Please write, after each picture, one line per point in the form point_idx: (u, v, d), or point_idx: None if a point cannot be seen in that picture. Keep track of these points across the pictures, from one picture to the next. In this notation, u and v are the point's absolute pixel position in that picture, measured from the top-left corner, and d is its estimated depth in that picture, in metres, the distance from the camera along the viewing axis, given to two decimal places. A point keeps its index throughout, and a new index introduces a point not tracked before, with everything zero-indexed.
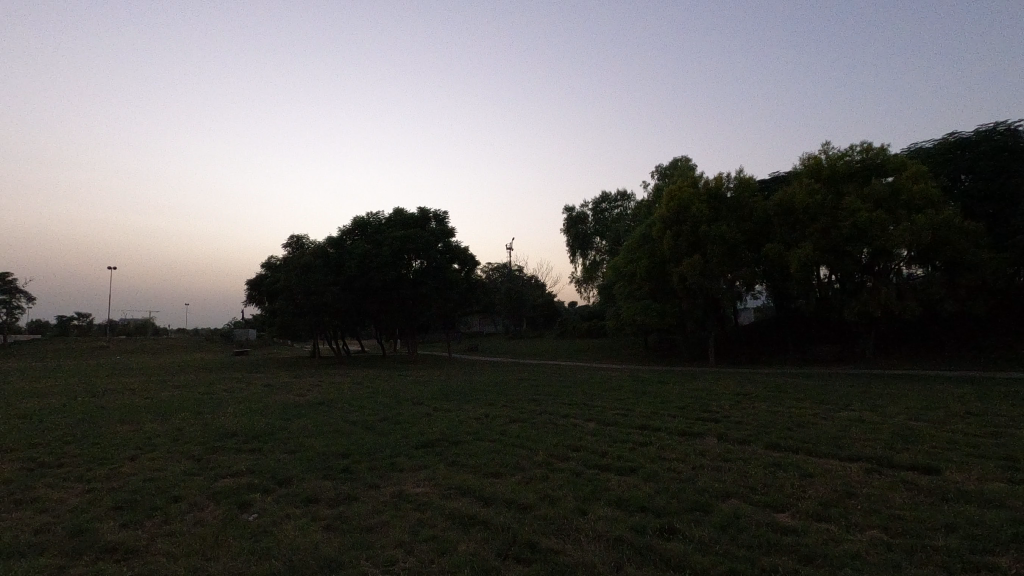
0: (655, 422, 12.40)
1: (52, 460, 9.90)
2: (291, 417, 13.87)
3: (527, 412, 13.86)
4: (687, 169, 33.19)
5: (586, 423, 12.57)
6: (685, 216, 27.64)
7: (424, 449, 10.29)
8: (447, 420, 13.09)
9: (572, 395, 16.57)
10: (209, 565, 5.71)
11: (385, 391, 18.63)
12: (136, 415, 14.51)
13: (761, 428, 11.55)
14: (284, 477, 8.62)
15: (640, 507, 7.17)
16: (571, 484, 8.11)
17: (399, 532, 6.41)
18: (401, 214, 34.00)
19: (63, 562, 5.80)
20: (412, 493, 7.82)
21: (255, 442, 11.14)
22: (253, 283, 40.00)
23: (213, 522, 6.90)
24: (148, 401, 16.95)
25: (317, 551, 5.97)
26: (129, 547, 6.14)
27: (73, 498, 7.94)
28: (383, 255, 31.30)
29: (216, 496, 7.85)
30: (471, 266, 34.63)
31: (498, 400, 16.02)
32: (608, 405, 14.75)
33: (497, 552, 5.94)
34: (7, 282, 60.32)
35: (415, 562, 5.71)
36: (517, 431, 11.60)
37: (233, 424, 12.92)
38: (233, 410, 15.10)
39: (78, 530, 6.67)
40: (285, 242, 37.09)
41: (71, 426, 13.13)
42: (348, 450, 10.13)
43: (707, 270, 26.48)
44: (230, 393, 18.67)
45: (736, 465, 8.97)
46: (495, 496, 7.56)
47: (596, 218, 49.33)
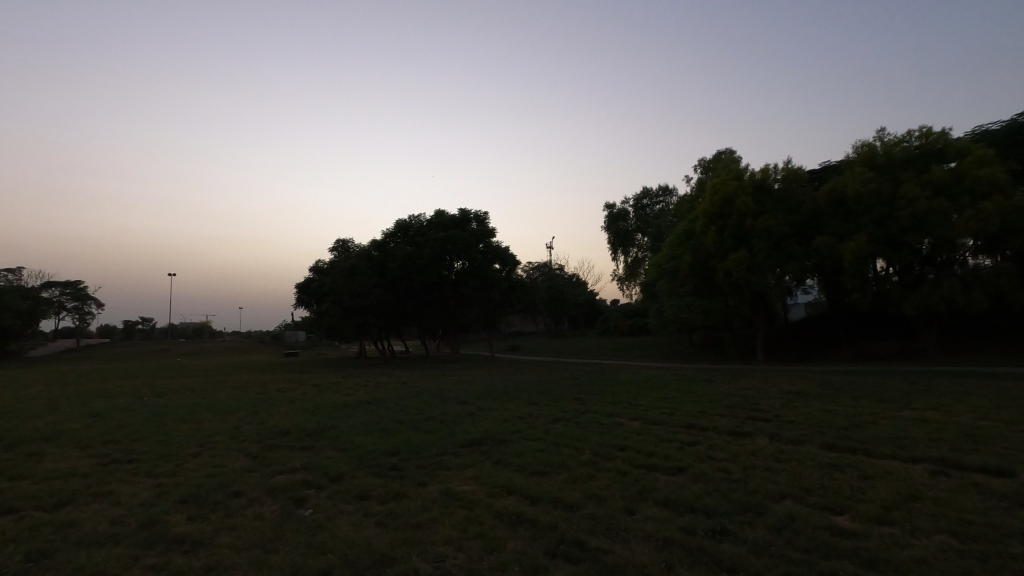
0: (703, 421, 12.15)
1: (123, 457, 10.52)
2: (340, 416, 14.26)
3: (572, 411, 13.83)
4: (731, 162, 32.31)
5: (631, 422, 12.42)
6: (730, 210, 26.90)
7: (470, 447, 10.41)
8: (490, 419, 13.16)
9: (616, 395, 16.38)
10: (269, 557, 5.96)
11: (430, 390, 18.89)
12: (196, 414, 15.23)
13: (815, 428, 11.12)
14: (336, 475, 8.88)
15: (690, 508, 7.04)
16: (618, 484, 8.05)
17: (448, 530, 6.52)
18: (442, 216, 34.40)
19: (136, 553, 6.17)
20: (460, 491, 7.93)
21: (307, 440, 11.51)
22: (302, 287, 41.35)
23: (271, 516, 7.20)
24: (207, 400, 17.75)
25: (370, 546, 6.13)
26: (196, 539, 6.47)
27: (143, 491, 8.44)
28: (425, 256, 31.79)
29: (273, 492, 8.19)
30: (512, 266, 34.69)
31: (541, 399, 16.01)
32: (653, 404, 14.55)
33: (545, 550, 5.96)
34: (79, 289, 64.71)
35: (465, 559, 5.79)
36: (561, 430, 11.60)
37: (286, 423, 13.39)
38: (284, 409, 15.64)
39: (149, 522, 7.08)
40: (331, 246, 38.18)
41: (138, 424, 13.91)
42: (396, 448, 10.36)
43: (754, 265, 25.69)
44: (284, 393, 19.39)
45: (790, 465, 8.71)
46: (542, 496, 7.57)
47: (637, 214, 48.68)
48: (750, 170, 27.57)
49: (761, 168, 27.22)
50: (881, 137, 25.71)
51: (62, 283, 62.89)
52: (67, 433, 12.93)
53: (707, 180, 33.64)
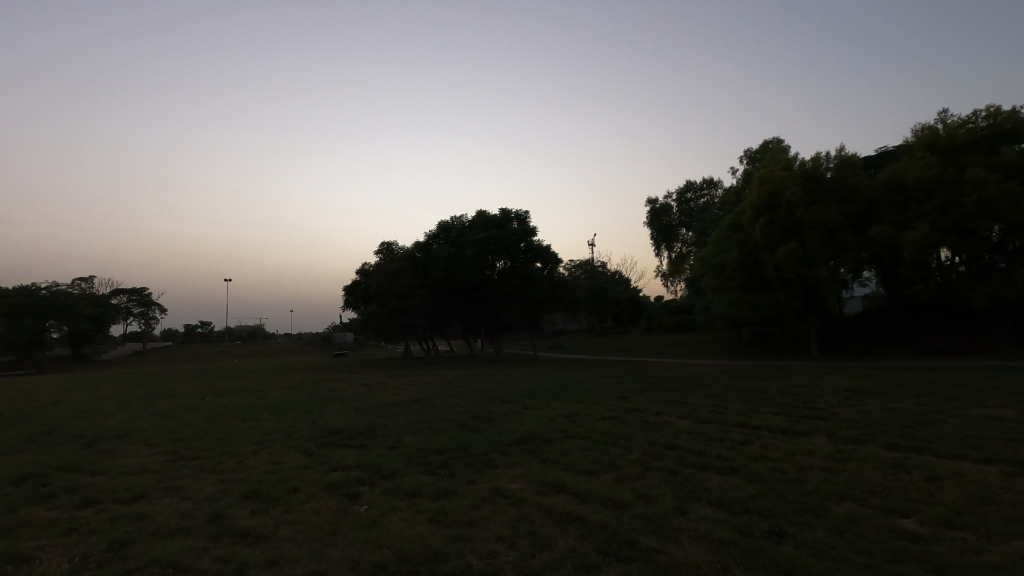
0: (756, 420, 11.78)
1: (188, 454, 11.10)
2: (388, 415, 14.61)
3: (619, 409, 13.67)
4: (779, 152, 31.26)
5: (680, 421, 12.20)
6: (779, 201, 26.01)
7: (517, 446, 10.44)
8: (535, 417, 13.19)
9: (663, 393, 16.11)
10: (328, 552, 6.18)
11: (474, 389, 19.08)
12: (254, 413, 15.90)
13: (876, 427, 10.63)
14: (388, 472, 9.11)
15: (745, 508, 6.88)
16: (669, 483, 7.92)
17: (499, 527, 6.59)
18: (484, 216, 34.67)
19: (206, 544, 6.52)
20: (509, 489, 8.00)
21: (358, 438, 11.85)
22: (349, 289, 42.52)
23: (328, 512, 7.45)
24: (263, 400, 18.51)
25: (424, 542, 6.27)
26: (259, 533, 6.77)
27: (209, 487, 8.91)
28: (467, 256, 32.10)
29: (329, 488, 8.48)
30: (554, 264, 34.70)
31: (586, 397, 15.95)
32: (702, 402, 14.23)
33: (597, 548, 5.94)
34: (144, 295, 68.76)
35: (517, 557, 5.85)
36: (609, 429, 11.47)
37: (338, 421, 13.83)
38: (335, 408, 16.14)
39: (216, 515, 7.47)
40: (376, 250, 39.16)
41: (201, 423, 14.64)
42: (445, 447, 10.51)
43: (806, 257, 24.75)
44: (333, 393, 19.98)
45: (850, 466, 8.36)
46: (591, 494, 7.55)
47: (681, 208, 47.78)
48: (800, 160, 26.61)
49: (812, 156, 26.19)
50: (943, 119, 24.33)
51: (128, 290, 67.01)
52: (138, 431, 13.76)
53: (755, 171, 32.63)
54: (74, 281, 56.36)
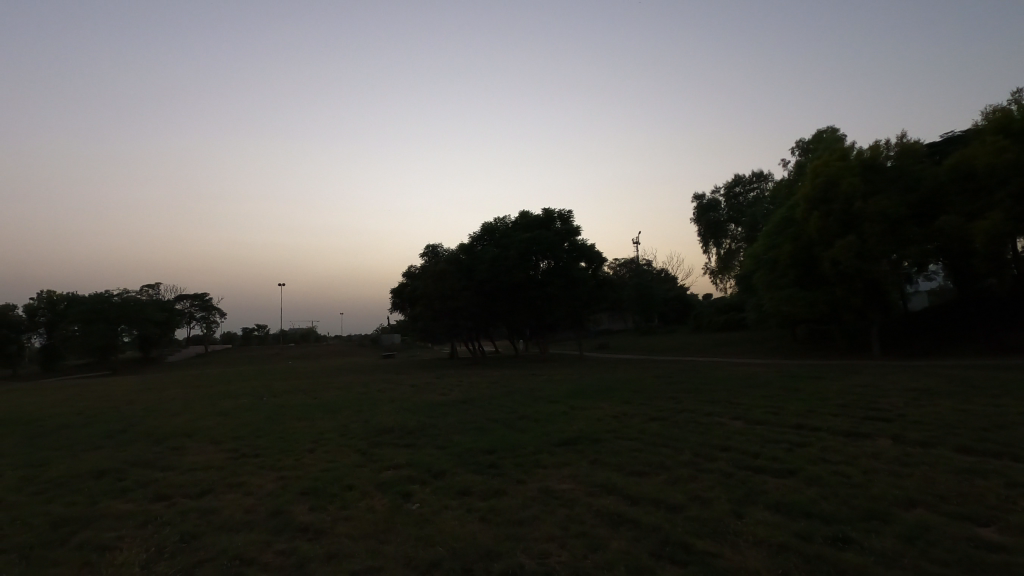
0: (815, 421, 11.31)
1: (248, 452, 11.61)
2: (437, 414, 14.85)
3: (668, 410, 13.43)
4: (834, 141, 29.89)
5: (732, 422, 11.87)
6: (835, 193, 24.89)
7: (565, 447, 10.40)
8: (583, 418, 13.11)
9: (714, 393, 15.71)
10: (384, 548, 6.33)
11: (521, 390, 19.15)
12: (309, 413, 16.51)
13: (947, 430, 10.02)
14: (439, 471, 9.26)
15: (805, 513, 6.61)
16: (723, 486, 7.70)
17: (550, 527, 6.59)
18: (527, 217, 34.76)
19: (269, 538, 6.80)
20: (559, 489, 7.99)
21: (408, 437, 12.11)
22: (396, 292, 43.44)
23: (382, 509, 7.64)
24: (316, 400, 19.18)
25: (475, 540, 6.34)
26: (318, 529, 7.01)
27: (270, 483, 9.29)
28: (511, 257, 32.20)
29: (382, 486, 8.68)
30: (597, 264, 34.58)
31: (634, 398, 15.76)
32: (756, 402, 13.79)
33: (650, 551, 5.85)
34: (206, 300, 72.44)
35: (569, 557, 5.83)
36: (659, 430, 11.27)
37: (389, 421, 14.19)
38: (385, 408, 16.57)
39: (277, 510, 7.79)
40: (422, 252, 39.85)
41: (261, 422, 15.28)
42: (493, 447, 10.59)
43: (866, 251, 23.57)
44: (383, 393, 20.48)
45: (918, 470, 7.92)
46: (642, 496, 7.45)
47: (729, 203, 46.40)
48: (857, 149, 25.38)
49: (870, 145, 24.91)
50: (1018, 100, 22.69)
51: (191, 295, 70.70)
52: (203, 429, 14.51)
53: (807, 163, 31.38)
54: (141, 288, 59.91)
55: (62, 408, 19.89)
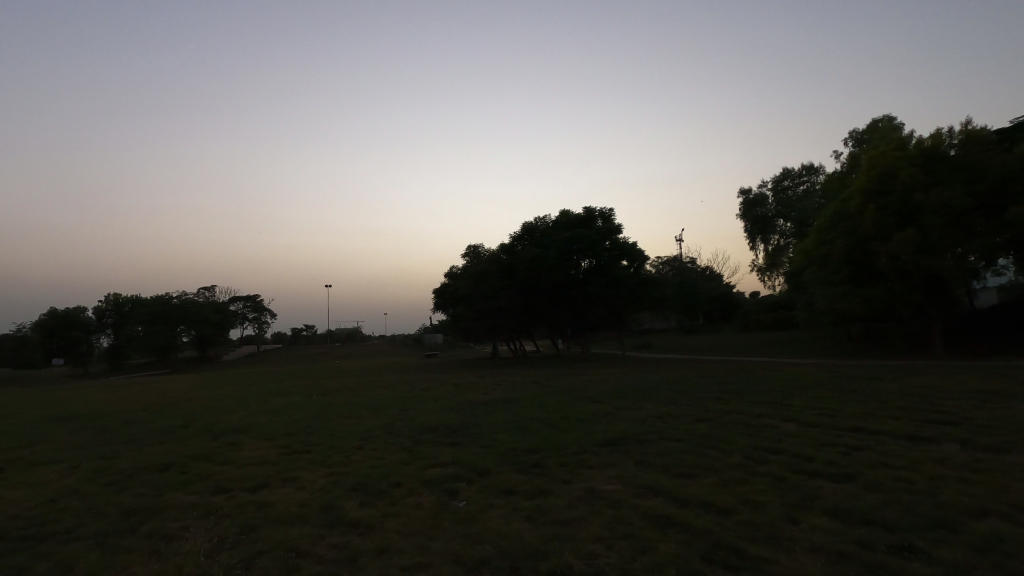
0: (872, 424, 10.84)
1: (300, 448, 12.04)
2: (480, 414, 14.98)
3: (716, 411, 13.11)
4: (890, 130, 28.52)
5: (784, 424, 11.48)
6: (892, 185, 23.71)
7: (610, 447, 10.30)
8: (626, 418, 12.98)
9: (763, 394, 15.29)
10: (432, 544, 6.44)
11: (563, 390, 19.12)
12: (357, 411, 16.97)
13: (1019, 435, 9.41)
14: (483, 470, 9.34)
15: (866, 520, 6.33)
16: (776, 490, 7.46)
17: (597, 528, 6.55)
18: (567, 215, 34.67)
19: (322, 532, 7.02)
20: (604, 490, 7.92)
21: (453, 436, 12.26)
22: (438, 292, 44.03)
23: (429, 507, 7.77)
24: (363, 399, 19.66)
25: (522, 539, 6.36)
26: (368, 524, 7.20)
27: (321, 478, 9.59)
28: (552, 256, 32.14)
29: (428, 483, 8.83)
30: (639, 262, 34.43)
31: (679, 398, 15.49)
32: (808, 404, 13.32)
33: (701, 555, 5.73)
34: (257, 302, 75.46)
35: (618, 558, 5.78)
36: (706, 431, 11.02)
37: (433, 419, 14.41)
38: (429, 407, 16.85)
39: (328, 505, 8.03)
40: (463, 252, 40.27)
41: (310, 419, 15.79)
42: (537, 446, 10.59)
43: (927, 245, 22.36)
44: (426, 392, 20.84)
45: (989, 477, 7.46)
46: (691, 498, 7.31)
47: (777, 197, 44.90)
48: (915, 138, 24.18)
49: (931, 133, 23.59)
50: None
51: (243, 297, 73.80)
52: (257, 426, 15.12)
53: (861, 154, 30.07)
54: (198, 290, 62.84)
55: (128, 405, 21.10)
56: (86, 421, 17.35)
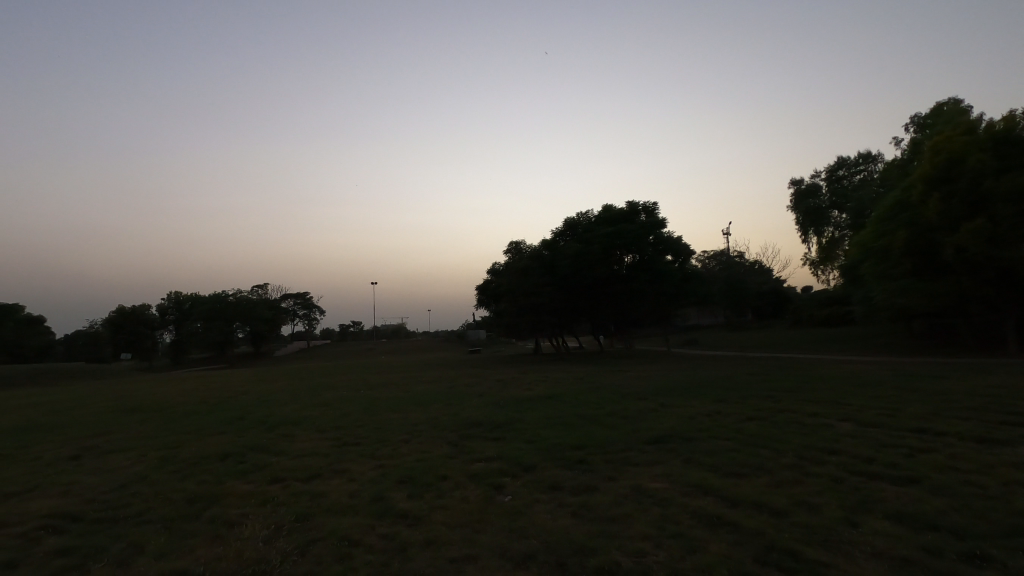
0: (937, 425, 10.27)
1: (349, 440, 12.41)
2: (524, 409, 15.02)
3: (767, 409, 12.71)
4: (956, 113, 26.78)
5: (840, 424, 11.01)
6: (958, 172, 22.31)
7: (656, 444, 10.15)
8: (673, 415, 12.75)
9: (817, 392, 14.70)
10: (479, 537, 6.51)
11: (607, 386, 18.93)
12: (403, 405, 17.31)
13: None
14: (528, 465, 9.37)
15: (931, 525, 6.02)
16: (833, 492, 7.17)
17: (644, 526, 6.46)
18: (610, 210, 34.24)
19: (373, 522, 7.21)
20: (652, 488, 7.81)
21: (497, 431, 12.34)
22: (481, 289, 44.35)
23: (476, 500, 7.85)
24: (409, 394, 20.04)
25: (569, 536, 6.34)
26: (416, 515, 7.34)
27: (370, 470, 9.85)
28: (594, 252, 31.76)
29: (474, 477, 8.93)
30: (684, 257, 33.81)
31: (728, 396, 15.10)
32: (867, 403, 12.72)
33: (754, 556, 5.57)
34: (307, 299, 78.07)
35: (667, 557, 5.69)
36: (757, 430, 10.69)
37: (477, 414, 14.55)
38: (473, 402, 17.04)
39: (378, 496, 8.24)
40: (505, 249, 40.39)
41: (358, 413, 16.22)
42: (582, 443, 10.53)
43: (999, 236, 20.94)
44: (470, 387, 21.04)
45: None
46: (742, 498, 7.11)
47: (831, 187, 43.01)
48: (986, 121, 22.59)
49: (1003, 116, 22.06)
50: None
51: (294, 294, 76.47)
52: (309, 418, 15.66)
53: (924, 140, 28.46)
54: (251, 288, 65.45)
55: (190, 397, 22.22)
56: (152, 412, 18.38)
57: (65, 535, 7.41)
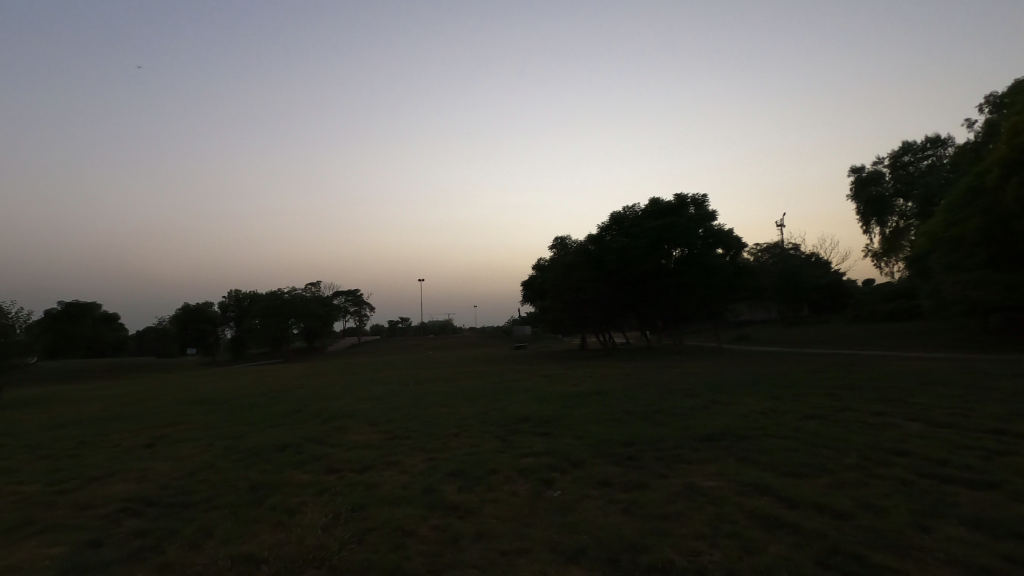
0: (1018, 426, 9.57)
1: (400, 433, 12.70)
2: (571, 405, 14.95)
3: (826, 407, 12.20)
4: None
5: (907, 424, 10.45)
6: None
7: (709, 442, 9.91)
8: (726, 413, 12.41)
9: (882, 391, 13.97)
10: (529, 531, 6.55)
11: (656, 383, 18.59)
12: (452, 400, 17.56)
13: None
14: (577, 461, 9.33)
15: (1012, 532, 5.64)
16: (901, 495, 6.82)
17: (698, 524, 6.33)
18: (657, 204, 33.62)
19: (425, 513, 7.36)
20: (705, 486, 7.64)
21: (545, 427, 12.34)
22: (526, 285, 44.42)
23: (525, 495, 7.88)
24: (457, 389, 20.33)
25: (620, 532, 6.29)
26: (467, 508, 7.45)
27: (421, 463, 10.05)
28: (641, 246, 31.24)
29: (523, 472, 8.97)
30: (736, 250, 32.82)
31: (784, 393, 14.56)
32: (938, 403, 11.99)
33: (816, 559, 5.36)
34: (357, 296, 80.33)
35: (722, 557, 5.55)
36: (817, 429, 10.28)
37: (525, 409, 14.59)
38: (520, 397, 17.10)
39: (429, 489, 8.40)
40: (551, 245, 40.29)
41: (409, 407, 16.59)
42: (631, 439, 10.40)
43: None
44: (517, 383, 21.11)
45: None
46: (802, 499, 6.86)
47: (896, 174, 40.68)
48: None
49: None
50: None
51: (345, 291, 78.89)
52: (362, 412, 16.13)
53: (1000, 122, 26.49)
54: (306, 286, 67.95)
55: (250, 391, 23.28)
56: (216, 404, 19.39)
57: (142, 518, 7.91)
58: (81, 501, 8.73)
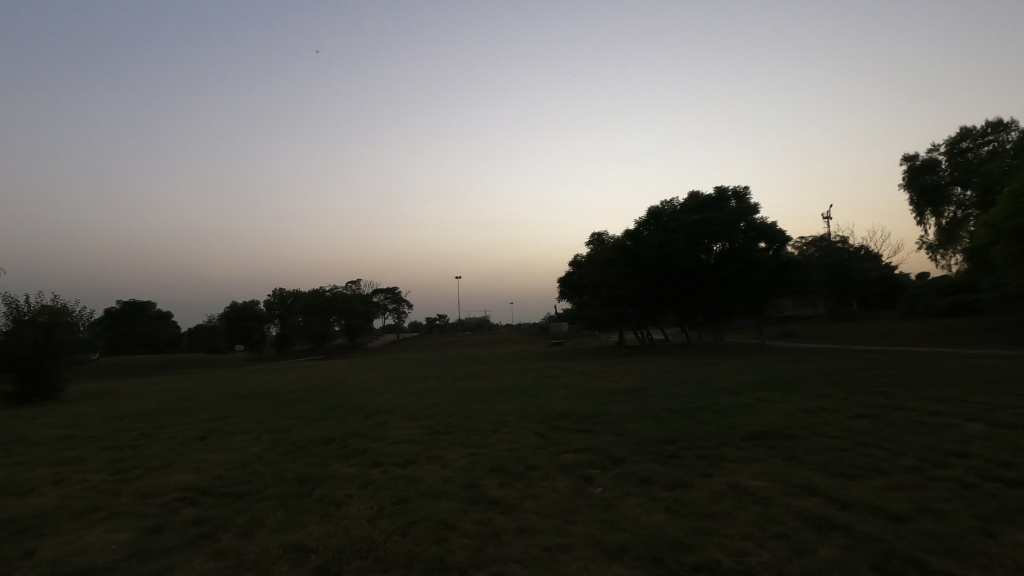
0: None
1: (440, 429, 12.86)
2: (610, 402, 14.83)
3: (878, 406, 11.71)
4: None
5: (969, 424, 9.92)
6: None
7: (754, 441, 9.66)
8: (771, 411, 12.07)
9: (939, 389, 13.32)
10: (571, 527, 6.54)
11: (696, 379, 18.26)
12: (490, 396, 17.68)
13: None
14: (618, 458, 9.25)
15: None
16: (963, 499, 6.48)
17: (744, 525, 6.19)
18: (696, 197, 32.95)
19: (466, 507, 7.45)
20: (751, 486, 7.46)
21: (584, 423, 12.27)
22: (563, 282, 44.26)
23: (566, 491, 7.87)
24: (495, 385, 20.45)
25: (663, 531, 6.20)
26: (508, 503, 7.48)
27: (461, 458, 10.15)
28: (680, 241, 30.67)
29: (564, 468, 8.95)
30: (779, 244, 31.82)
31: (832, 391, 14.07)
32: (1002, 402, 11.33)
33: (871, 563, 5.17)
34: (396, 294, 81.84)
35: (771, 558, 5.42)
36: (869, 428, 9.89)
37: (564, 406, 14.56)
38: (558, 393, 17.07)
39: (470, 483, 8.48)
40: (587, 241, 40.01)
41: (448, 402, 16.78)
42: (672, 437, 10.24)
43: None
44: (555, 379, 21.08)
45: None
46: (854, 501, 6.62)
47: (953, 162, 38.62)
48: None
49: None
50: None
51: (384, 290, 80.56)
52: (403, 407, 16.42)
53: None
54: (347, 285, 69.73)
55: (295, 386, 24.03)
56: (263, 399, 20.07)
57: (199, 506, 8.28)
58: (142, 490, 9.20)
